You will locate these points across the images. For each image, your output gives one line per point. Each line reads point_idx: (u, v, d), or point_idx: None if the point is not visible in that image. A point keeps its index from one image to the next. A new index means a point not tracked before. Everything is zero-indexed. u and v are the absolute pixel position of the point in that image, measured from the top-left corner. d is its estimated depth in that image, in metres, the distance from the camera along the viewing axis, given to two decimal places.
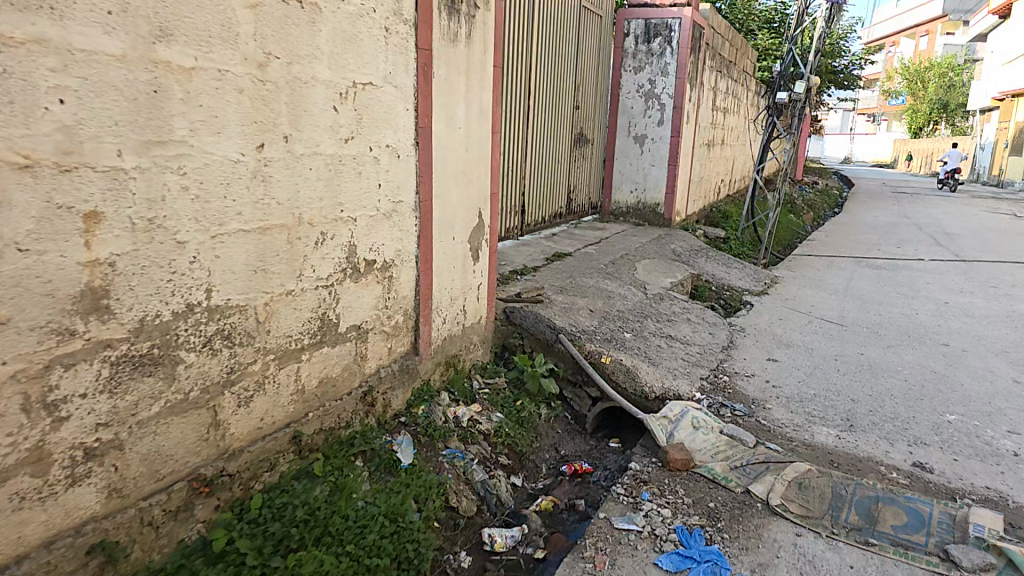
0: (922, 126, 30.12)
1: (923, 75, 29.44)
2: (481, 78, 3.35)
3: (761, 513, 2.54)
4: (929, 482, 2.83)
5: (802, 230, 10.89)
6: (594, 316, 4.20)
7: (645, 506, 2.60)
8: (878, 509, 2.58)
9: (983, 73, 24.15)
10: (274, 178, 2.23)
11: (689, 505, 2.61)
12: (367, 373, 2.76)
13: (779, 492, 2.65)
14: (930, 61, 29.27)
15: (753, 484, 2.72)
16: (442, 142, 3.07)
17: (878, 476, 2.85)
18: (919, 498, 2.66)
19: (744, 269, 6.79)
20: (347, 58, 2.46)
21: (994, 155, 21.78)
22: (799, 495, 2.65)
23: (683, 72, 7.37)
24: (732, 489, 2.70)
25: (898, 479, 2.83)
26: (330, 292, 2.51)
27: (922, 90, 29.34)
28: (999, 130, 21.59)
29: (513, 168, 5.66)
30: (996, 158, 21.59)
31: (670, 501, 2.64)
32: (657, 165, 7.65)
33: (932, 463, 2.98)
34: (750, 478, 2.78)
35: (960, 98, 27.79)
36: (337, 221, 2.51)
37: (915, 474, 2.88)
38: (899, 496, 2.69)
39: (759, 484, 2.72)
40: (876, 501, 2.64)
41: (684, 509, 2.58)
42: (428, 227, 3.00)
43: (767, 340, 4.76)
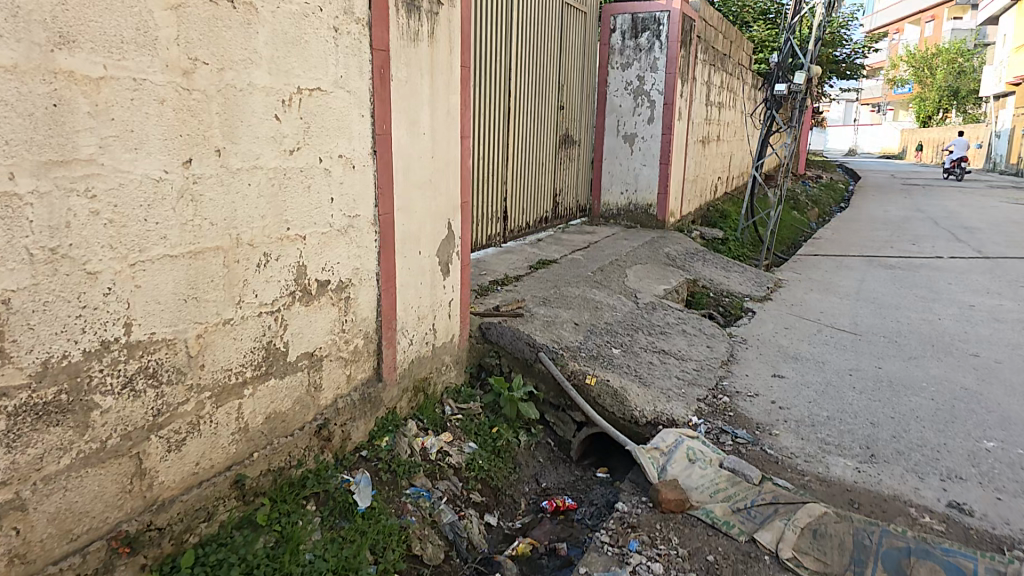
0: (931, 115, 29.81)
1: (930, 62, 29.18)
2: (449, 80, 3.16)
3: (768, 569, 2.36)
4: (969, 528, 2.62)
5: (806, 228, 10.71)
6: (579, 330, 4.01)
7: (632, 560, 2.42)
8: (910, 566, 2.35)
9: (997, 60, 23.84)
10: (204, 197, 2.02)
11: (684, 560, 2.42)
12: (323, 406, 2.62)
13: (790, 542, 2.46)
14: (938, 48, 29.05)
15: (759, 532, 2.52)
16: (405, 151, 2.89)
17: (908, 520, 2.65)
18: (959, 551, 2.43)
19: (745, 274, 6.56)
20: (291, 62, 2.26)
21: (1012, 142, 21.40)
22: (814, 545, 2.45)
23: (673, 66, 7.13)
24: (734, 538, 2.50)
25: (933, 525, 2.62)
26: (275, 318, 2.33)
27: (931, 78, 29.06)
28: (1015, 117, 21.19)
29: (493, 172, 5.43)
30: (1012, 149, 21.29)
31: (661, 552, 2.45)
32: (649, 164, 7.43)
33: (971, 503, 2.77)
34: (755, 524, 2.57)
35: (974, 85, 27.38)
36: (283, 241, 2.32)
37: (952, 518, 2.67)
38: (935, 548, 2.45)
39: (765, 531, 2.53)
40: (907, 555, 2.41)
41: (678, 565, 2.39)
42: (390, 242, 2.84)
43: (772, 353, 4.54)
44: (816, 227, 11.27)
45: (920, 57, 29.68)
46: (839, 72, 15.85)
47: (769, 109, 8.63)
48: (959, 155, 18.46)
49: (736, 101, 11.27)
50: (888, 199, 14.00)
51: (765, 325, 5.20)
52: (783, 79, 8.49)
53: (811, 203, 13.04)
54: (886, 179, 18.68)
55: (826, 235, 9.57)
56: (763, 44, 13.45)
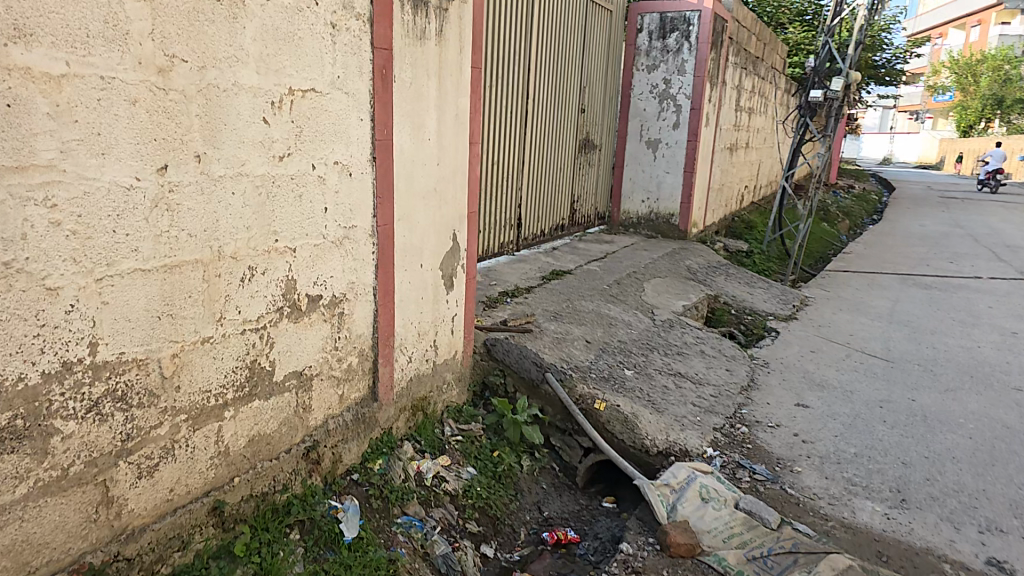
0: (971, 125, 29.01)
1: (974, 69, 28.41)
2: (458, 84, 3.02)
3: None
4: None
5: (836, 242, 10.43)
6: (590, 349, 3.93)
7: None
8: None
9: None
10: (181, 207, 1.88)
11: None
12: (312, 428, 2.46)
13: None
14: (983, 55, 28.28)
15: None
16: (408, 158, 2.76)
17: None
18: None
19: (770, 289, 6.33)
20: (282, 61, 2.13)
21: None
22: None
23: (702, 69, 6.90)
24: None
25: None
26: (261, 335, 2.18)
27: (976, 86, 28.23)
28: None
29: (508, 177, 5.26)
30: None
31: None
32: (672, 172, 7.19)
33: (1010, 560, 2.64)
34: None
35: (1017, 94, 26.57)
36: (271, 254, 2.19)
37: None
38: None
39: None
40: None
41: None
42: (389, 255, 2.72)
43: (797, 379, 4.36)
44: (846, 241, 10.93)
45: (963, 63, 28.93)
46: (877, 76, 15.40)
47: (802, 116, 8.37)
48: (996, 166, 17.90)
49: (767, 107, 10.97)
50: (924, 212, 13.54)
51: (788, 349, 4.93)
52: (817, 85, 8.25)
53: (842, 215, 12.70)
54: (922, 190, 18.20)
55: (857, 250, 9.25)
56: (797, 47, 13.11)
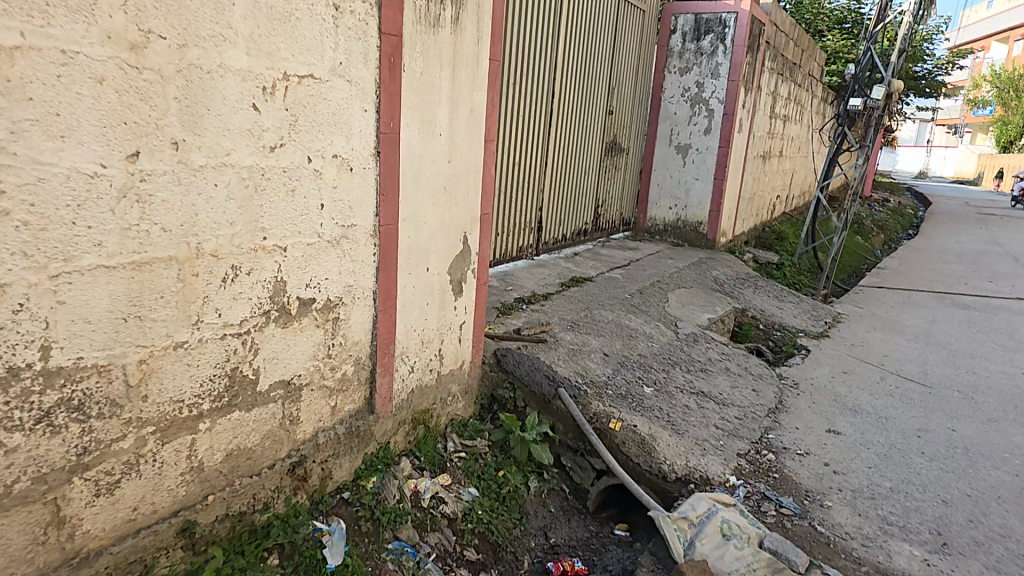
0: (1013, 141, 28.09)
1: (1017, 82, 27.52)
2: (474, 76, 2.81)
3: None
4: None
5: (870, 256, 10.04)
6: (607, 363, 3.71)
7: None
8: None
9: None
10: (155, 198, 1.70)
11: None
12: (299, 442, 2.29)
13: None
14: None
15: None
16: (416, 154, 2.56)
17: None
18: None
19: (801, 304, 6.02)
20: (277, 44, 1.94)
21: None
22: None
23: (737, 73, 6.61)
24: None
25: None
26: (243, 341, 2.00)
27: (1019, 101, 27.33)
28: None
29: (529, 179, 5.06)
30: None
31: None
32: (701, 178, 6.92)
33: None
34: None
35: None
36: (258, 252, 2.01)
37: None
38: None
39: None
40: None
41: None
42: (392, 256, 2.53)
43: (828, 403, 4.07)
44: (881, 256, 10.51)
45: (1006, 76, 28.02)
46: (918, 87, 14.88)
47: (840, 125, 8.03)
48: None
49: (803, 114, 10.61)
50: (962, 228, 13.05)
51: (819, 369, 4.64)
52: (857, 93, 7.87)
53: (877, 229, 12.26)
54: (961, 205, 17.58)
55: (892, 265, 8.87)
56: (835, 55, 12.72)
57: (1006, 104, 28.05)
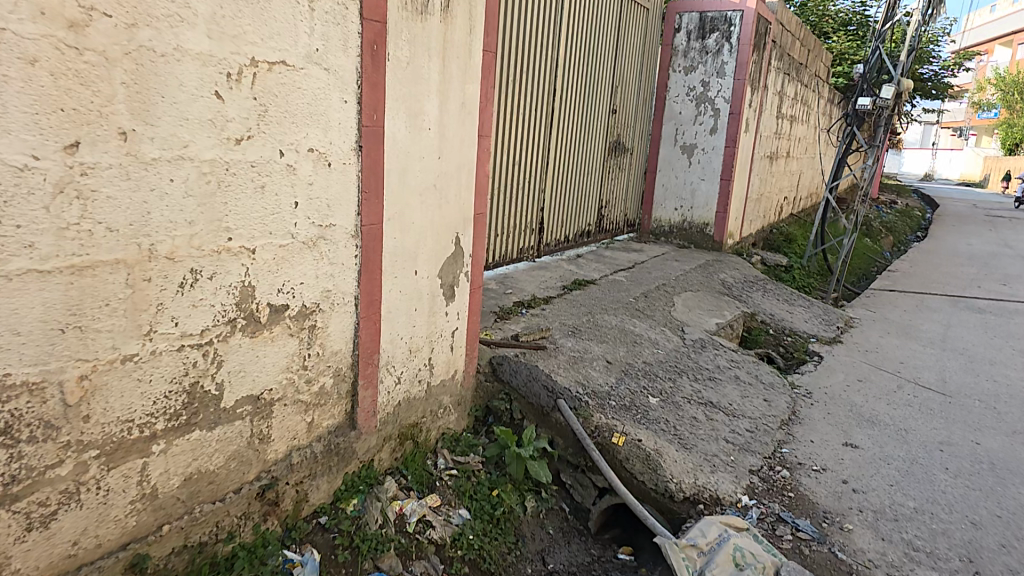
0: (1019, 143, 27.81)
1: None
2: (466, 68, 2.60)
3: None
4: None
5: (879, 259, 9.82)
6: (610, 371, 3.50)
7: None
8: None
9: None
10: (99, 194, 1.51)
11: None
12: (271, 462, 2.11)
13: None
14: None
15: None
16: (403, 150, 2.36)
17: None
18: None
19: (811, 308, 5.80)
20: (243, 26, 1.74)
21: None
22: None
23: (743, 72, 6.41)
24: None
25: None
26: (204, 353, 1.81)
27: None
28: None
29: (530, 179, 4.86)
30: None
31: None
32: (707, 179, 6.72)
33: None
34: None
35: None
36: (222, 254, 1.81)
37: None
38: None
39: None
40: None
41: None
42: (376, 259, 2.33)
43: (844, 414, 3.86)
44: (890, 258, 10.27)
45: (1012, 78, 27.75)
46: (925, 90, 14.66)
47: (849, 125, 7.78)
48: None
49: (809, 115, 10.39)
50: (971, 230, 12.80)
51: (834, 378, 4.42)
52: (865, 92, 7.62)
53: (885, 231, 12.04)
54: (968, 207, 17.34)
55: (903, 268, 8.63)
56: (840, 58, 12.52)
57: (1012, 105, 27.77)
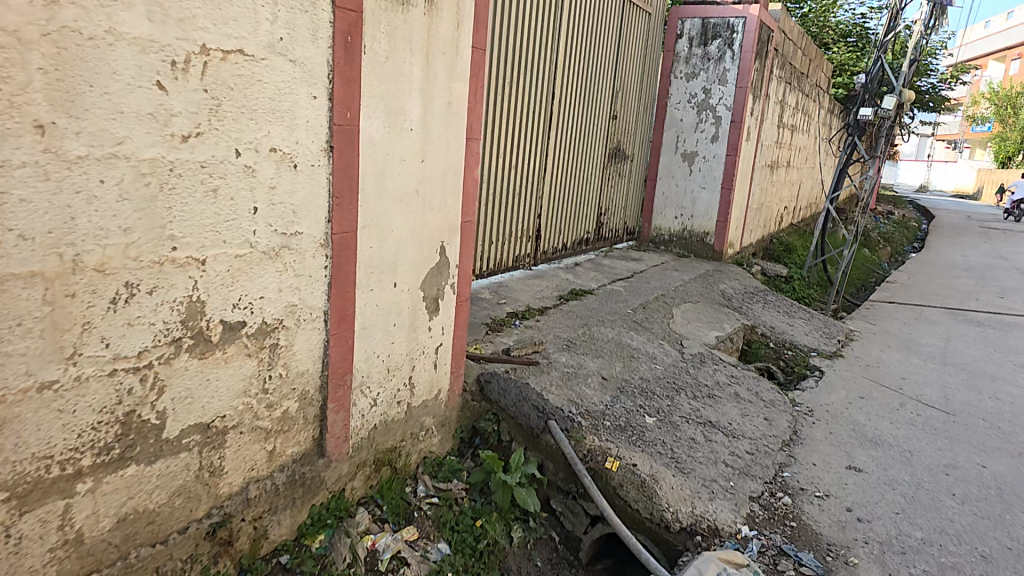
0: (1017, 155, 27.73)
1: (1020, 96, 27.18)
2: (452, 66, 2.39)
3: None
4: None
5: (880, 270, 9.63)
6: (606, 389, 3.28)
7: None
8: None
9: None
10: (9, 197, 1.30)
11: None
12: (223, 497, 1.92)
13: None
14: None
15: None
16: (381, 152, 2.14)
17: None
18: None
19: (811, 321, 5.53)
20: (192, 8, 1.52)
21: None
22: None
23: (746, 80, 6.21)
24: None
25: None
26: (141, 380, 1.62)
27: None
28: None
29: (526, 184, 4.66)
30: None
31: None
32: (708, 188, 6.51)
33: None
34: None
35: None
36: (165, 267, 1.60)
37: None
38: None
39: None
40: None
41: None
42: (349, 271, 2.11)
43: (845, 434, 3.51)
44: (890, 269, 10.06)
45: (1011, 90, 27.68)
46: (922, 103, 14.53)
47: (850, 135, 7.55)
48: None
49: (811, 124, 10.21)
50: (968, 241, 12.63)
51: (834, 395, 4.07)
52: (868, 102, 7.41)
53: (884, 242, 11.86)
54: (964, 219, 17.23)
55: (903, 279, 8.42)
56: (840, 68, 12.37)
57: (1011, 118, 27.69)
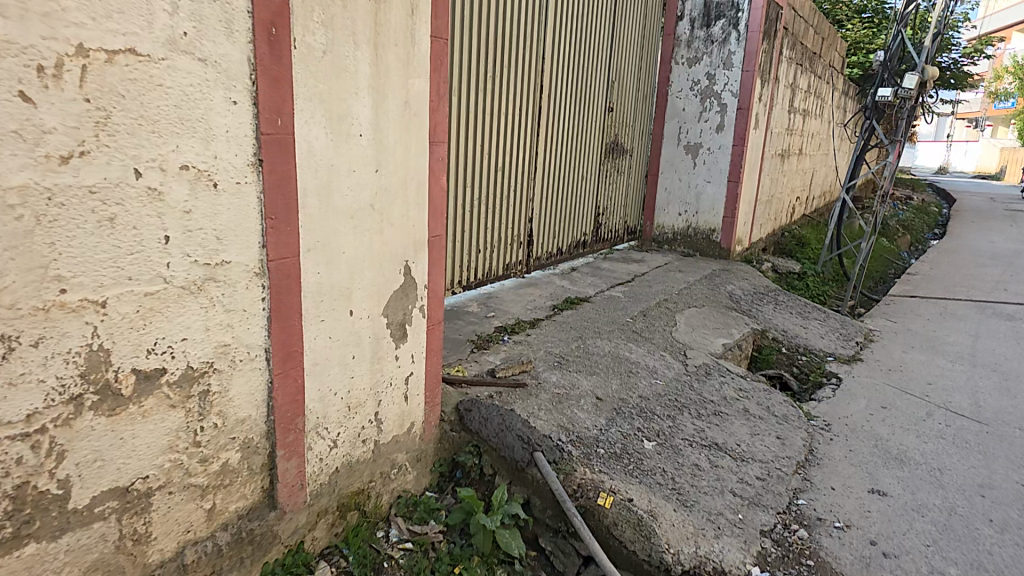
0: None
1: None
2: (408, 60, 2.16)
3: None
4: None
5: (899, 260, 9.25)
6: (600, 412, 3.02)
7: None
8: None
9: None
10: None
11: None
12: (153, 567, 1.67)
13: None
14: None
15: None
16: (325, 162, 1.92)
17: None
18: None
19: (826, 321, 5.23)
20: (65, 5, 1.31)
21: None
22: None
23: (752, 62, 5.87)
24: None
25: None
26: (33, 447, 1.37)
27: None
28: None
29: (514, 185, 4.38)
30: None
31: None
32: (714, 181, 6.21)
33: None
34: None
35: None
36: (51, 314, 1.37)
37: None
38: None
39: None
40: None
41: None
42: (292, 302, 1.88)
43: (868, 451, 3.23)
44: (909, 259, 9.69)
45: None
46: (944, 80, 14.05)
47: (867, 118, 7.25)
48: None
49: (823, 109, 9.87)
50: (991, 226, 12.18)
51: (854, 405, 3.78)
52: (888, 82, 7.06)
53: (903, 230, 11.45)
54: (987, 202, 16.65)
55: (923, 270, 8.05)
56: (856, 46, 11.97)
57: None
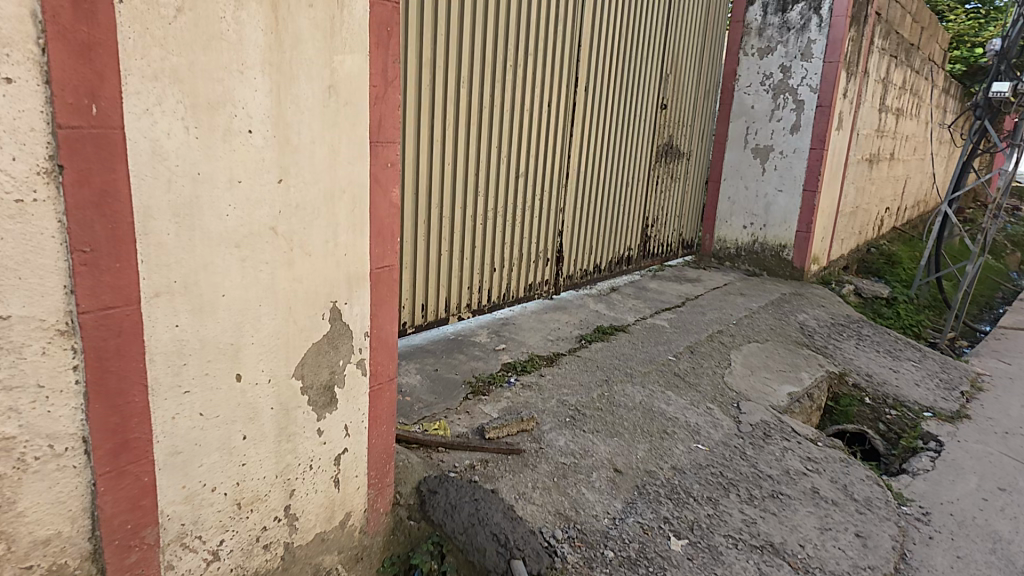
0: None
1: None
2: (333, 29, 1.54)
3: None
4: None
5: (1008, 282, 8.03)
6: (619, 493, 2.33)
7: None
8: None
9: None
10: None
11: None
12: None
13: None
14: None
15: None
16: (186, 168, 1.32)
17: None
18: None
19: (922, 363, 4.31)
20: None
21: None
22: None
23: (836, 52, 4.96)
24: None
25: None
26: None
27: None
28: None
29: (536, 195, 3.74)
30: None
31: None
32: (786, 189, 5.35)
33: None
34: None
35: None
36: None
37: None
38: None
39: None
40: None
41: None
42: (131, 370, 1.30)
43: (984, 563, 2.42)
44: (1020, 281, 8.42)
45: None
46: None
47: (975, 117, 6.11)
48: None
49: (921, 109, 8.70)
50: None
51: (961, 486, 2.94)
52: (1004, 76, 5.95)
53: (1011, 246, 10.08)
54: None
55: None
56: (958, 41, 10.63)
57: None
